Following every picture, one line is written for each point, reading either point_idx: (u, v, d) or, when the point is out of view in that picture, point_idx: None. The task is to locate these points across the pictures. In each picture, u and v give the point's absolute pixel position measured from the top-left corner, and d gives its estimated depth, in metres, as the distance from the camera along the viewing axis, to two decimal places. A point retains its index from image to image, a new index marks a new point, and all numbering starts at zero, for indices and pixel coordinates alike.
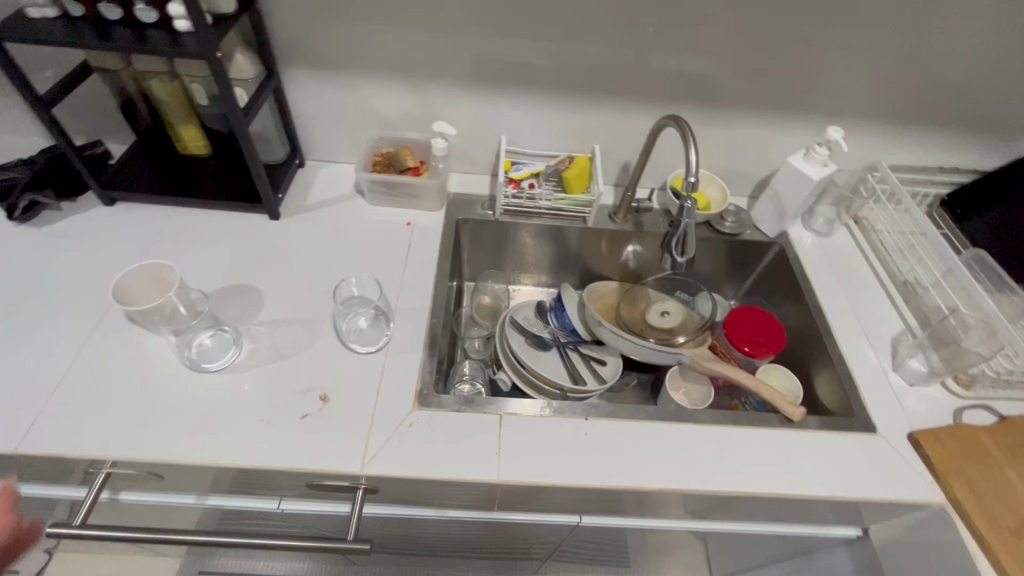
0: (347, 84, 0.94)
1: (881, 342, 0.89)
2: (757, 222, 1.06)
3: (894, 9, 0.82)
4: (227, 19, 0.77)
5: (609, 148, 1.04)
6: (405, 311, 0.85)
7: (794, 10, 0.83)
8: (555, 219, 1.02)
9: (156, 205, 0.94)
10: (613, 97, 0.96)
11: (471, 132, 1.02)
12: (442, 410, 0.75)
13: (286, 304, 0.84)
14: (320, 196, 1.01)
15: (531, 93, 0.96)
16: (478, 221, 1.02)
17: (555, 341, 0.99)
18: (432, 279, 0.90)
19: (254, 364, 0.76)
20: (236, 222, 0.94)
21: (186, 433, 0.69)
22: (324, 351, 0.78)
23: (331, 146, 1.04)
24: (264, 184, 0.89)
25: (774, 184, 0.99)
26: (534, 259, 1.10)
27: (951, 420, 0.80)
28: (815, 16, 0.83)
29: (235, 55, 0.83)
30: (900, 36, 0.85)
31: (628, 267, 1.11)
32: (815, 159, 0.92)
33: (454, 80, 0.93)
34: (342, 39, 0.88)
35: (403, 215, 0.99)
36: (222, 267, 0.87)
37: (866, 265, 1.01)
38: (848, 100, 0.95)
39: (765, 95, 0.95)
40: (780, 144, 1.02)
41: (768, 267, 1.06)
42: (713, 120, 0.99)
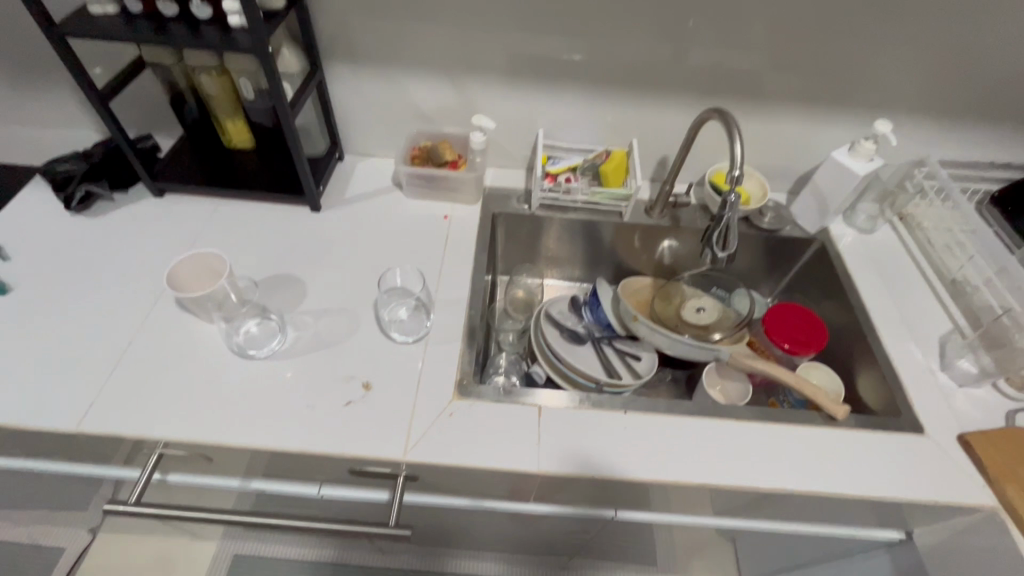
0: (388, 78, 0.96)
1: (928, 342, 0.87)
2: (797, 218, 1.04)
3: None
4: (277, 15, 0.79)
5: (647, 142, 1.03)
6: (443, 303, 0.86)
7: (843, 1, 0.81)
8: (590, 213, 1.02)
9: (203, 197, 0.97)
10: (652, 91, 0.95)
11: (509, 126, 1.02)
12: (482, 400, 0.76)
13: (329, 294, 0.85)
14: (359, 189, 1.02)
15: (570, 87, 0.95)
16: (514, 215, 1.02)
17: (589, 336, 0.99)
18: (470, 272, 0.90)
19: (298, 352, 0.78)
20: (278, 214, 0.96)
21: (236, 417, 0.71)
22: (366, 341, 0.80)
23: (370, 140, 1.06)
24: (308, 177, 0.91)
25: (816, 179, 0.97)
26: (568, 254, 1.10)
27: (1003, 423, 0.78)
28: (865, 7, 0.81)
29: (282, 49, 0.85)
30: (954, 27, 0.83)
31: (662, 263, 1.11)
32: (861, 154, 0.90)
33: (493, 74, 0.94)
34: (385, 34, 0.89)
35: (440, 208, 1.00)
36: (266, 258, 0.89)
37: (911, 264, 0.98)
38: (897, 92, 0.92)
39: (810, 88, 0.93)
40: (823, 138, 1.00)
41: (808, 264, 1.05)
42: (754, 114, 0.98)
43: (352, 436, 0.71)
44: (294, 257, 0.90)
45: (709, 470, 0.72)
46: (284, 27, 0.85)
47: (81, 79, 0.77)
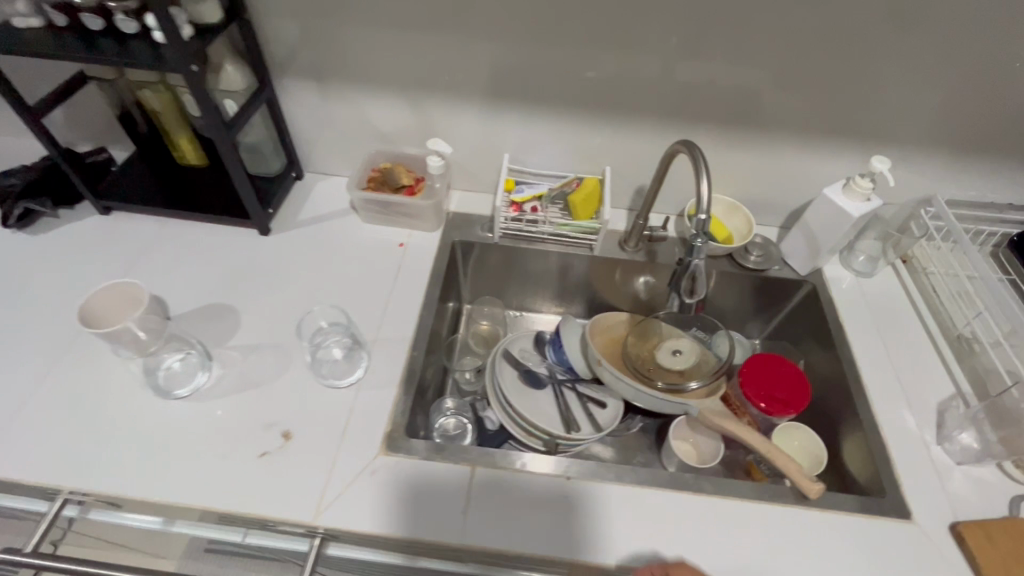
0: (343, 96, 0.90)
1: (924, 408, 0.77)
2: (786, 257, 0.94)
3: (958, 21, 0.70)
4: (211, 30, 0.73)
5: (623, 170, 0.95)
6: (385, 341, 0.79)
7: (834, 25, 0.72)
8: (558, 246, 0.94)
9: (149, 216, 0.93)
10: (625, 116, 0.87)
11: (473, 149, 0.95)
12: (410, 457, 0.69)
13: (262, 328, 0.80)
14: (314, 211, 0.96)
15: (537, 108, 0.88)
16: (476, 244, 0.95)
17: (550, 379, 0.92)
18: (419, 307, 0.84)
19: (221, 392, 0.73)
20: (225, 236, 0.91)
21: (138, 465, 0.66)
22: (295, 382, 0.74)
23: (330, 159, 1.00)
24: (251, 199, 0.85)
25: (806, 217, 0.88)
26: (537, 286, 1.03)
27: (1005, 511, 0.68)
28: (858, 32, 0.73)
29: (224, 64, 0.80)
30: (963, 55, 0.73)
31: (640, 300, 1.02)
32: (856, 193, 0.80)
33: (455, 94, 0.87)
34: (336, 49, 0.83)
35: (396, 235, 0.94)
36: (202, 286, 0.84)
37: (913, 314, 0.88)
38: (899, 123, 0.83)
39: (801, 114, 0.84)
40: (817, 170, 0.91)
41: (797, 308, 0.95)
42: (739, 143, 0.89)
43: (265, 491, 0.65)
44: (234, 285, 0.84)
45: (654, 553, 0.64)
46: (227, 39, 0.80)
47: (8, 95, 0.73)
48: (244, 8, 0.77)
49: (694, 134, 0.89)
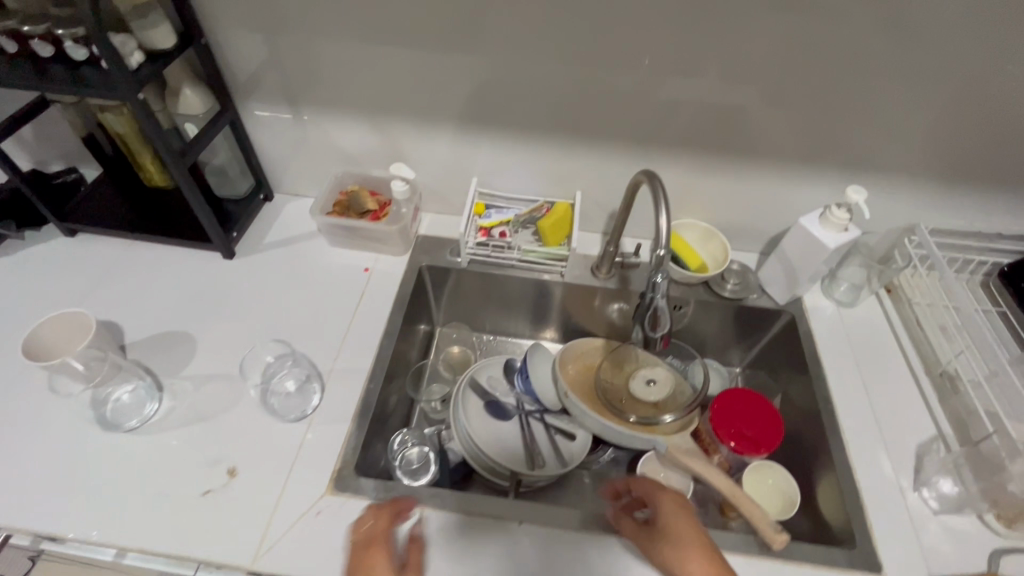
0: (307, 120, 0.88)
1: (903, 451, 0.73)
2: (764, 285, 0.91)
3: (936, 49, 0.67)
4: (166, 56, 0.71)
5: (596, 194, 0.92)
6: (341, 372, 0.77)
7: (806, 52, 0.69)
8: (529, 273, 0.91)
9: (114, 239, 0.92)
10: (594, 141, 0.85)
11: (442, 173, 0.93)
12: (359, 497, 0.67)
13: (217, 358, 0.78)
14: (280, 234, 0.95)
15: (505, 133, 0.86)
16: (444, 269, 0.93)
17: (517, 410, 0.89)
18: (380, 336, 0.82)
19: (170, 425, 0.71)
20: (189, 260, 0.90)
21: (79, 503, 0.64)
22: (245, 416, 0.72)
23: (299, 180, 0.98)
24: (212, 224, 0.84)
25: (783, 246, 0.85)
26: (509, 311, 1.00)
27: (984, 568, 0.64)
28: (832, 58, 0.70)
29: (182, 88, 0.78)
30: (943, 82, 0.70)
31: (615, 326, 0.99)
32: (832, 224, 0.76)
33: (420, 118, 0.85)
34: (297, 74, 0.81)
35: (362, 259, 0.92)
36: (161, 313, 0.83)
37: (896, 348, 0.84)
38: (880, 150, 0.79)
39: (777, 141, 0.81)
40: (796, 197, 0.87)
41: (776, 339, 0.91)
42: (714, 168, 0.86)
43: (205, 531, 0.63)
44: (193, 311, 0.83)
45: None
46: (185, 62, 0.78)
47: None
48: (199, 32, 0.75)
49: (668, 160, 0.86)
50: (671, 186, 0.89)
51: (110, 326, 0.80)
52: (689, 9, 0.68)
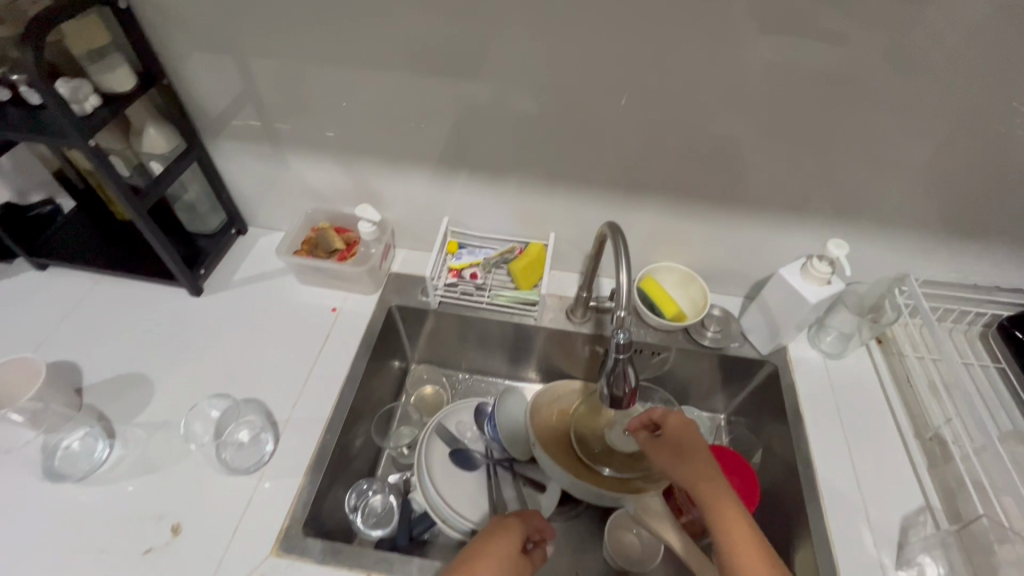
0: (278, 159, 0.87)
1: (885, 522, 0.69)
2: (746, 333, 0.87)
3: (920, 100, 0.63)
4: (124, 98, 0.70)
5: (572, 234, 0.90)
6: (298, 422, 0.75)
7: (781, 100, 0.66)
8: (500, 314, 0.89)
9: (82, 273, 0.91)
10: (567, 183, 0.82)
11: (414, 211, 0.91)
12: (304, 560, 0.64)
13: (174, 403, 0.76)
14: (250, 270, 0.93)
15: (476, 173, 0.83)
16: (415, 309, 0.91)
17: (485, 459, 0.86)
18: (341, 382, 0.80)
19: (118, 476, 0.69)
20: (155, 296, 0.89)
21: (15, 559, 0.63)
22: (197, 467, 0.71)
23: (273, 215, 0.97)
24: (176, 263, 0.83)
25: (765, 294, 0.81)
26: (483, 352, 0.97)
27: None
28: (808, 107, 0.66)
29: (145, 127, 0.77)
30: (928, 134, 0.66)
31: (592, 369, 0.95)
32: (813, 276, 0.72)
33: (389, 158, 0.83)
34: (264, 114, 0.80)
35: (330, 298, 0.90)
36: (122, 353, 0.81)
37: (885, 406, 0.80)
38: (865, 198, 0.75)
39: (757, 186, 0.77)
40: (779, 242, 0.84)
41: (759, 390, 0.87)
42: (692, 213, 0.82)
43: None
44: (154, 351, 0.82)
45: None
46: (149, 101, 0.78)
47: None
48: (161, 72, 0.74)
49: (644, 203, 0.83)
50: (648, 229, 0.86)
51: (68, 367, 0.79)
52: (659, 55, 0.65)
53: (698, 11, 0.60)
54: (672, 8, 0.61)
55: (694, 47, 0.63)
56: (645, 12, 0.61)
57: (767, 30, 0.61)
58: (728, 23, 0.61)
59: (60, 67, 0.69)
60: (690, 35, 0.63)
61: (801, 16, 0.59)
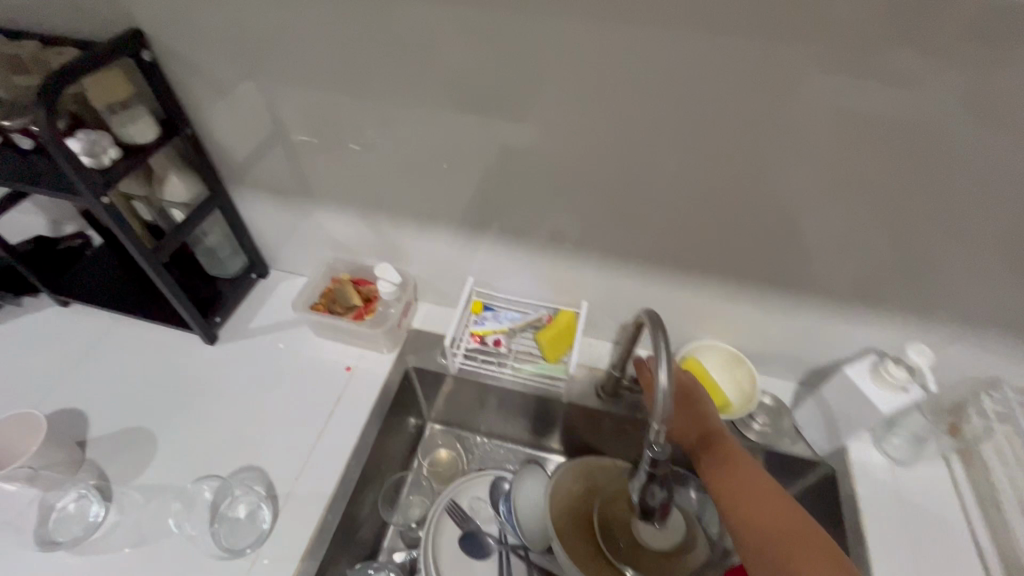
0: (302, 209, 0.84)
1: None
2: (800, 428, 0.78)
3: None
4: (144, 149, 0.69)
5: (605, 302, 0.83)
6: (299, 497, 0.70)
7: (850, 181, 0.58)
8: (523, 384, 0.83)
9: (103, 312, 0.90)
10: (603, 252, 0.76)
11: (438, 268, 0.86)
12: None
13: (175, 464, 0.73)
14: (269, 319, 0.90)
15: (504, 235, 0.78)
16: (433, 372, 0.86)
17: (499, 545, 0.79)
18: (347, 454, 0.74)
19: (107, 546, 0.66)
20: (169, 343, 0.86)
21: None
22: (189, 543, 0.67)
23: (295, 261, 0.94)
24: (190, 313, 0.80)
25: (825, 391, 0.73)
26: (502, 419, 0.90)
27: None
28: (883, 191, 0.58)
29: (168, 175, 0.76)
30: None
31: (621, 448, 0.87)
32: (886, 381, 0.66)
33: (414, 214, 0.79)
34: (288, 165, 0.77)
35: (345, 355, 0.85)
36: (128, 405, 0.79)
37: (964, 531, 0.69)
38: (949, 292, 0.65)
39: (817, 269, 0.68)
40: (842, 329, 0.74)
41: (810, 492, 0.77)
42: (741, 290, 0.74)
43: None
44: (161, 403, 0.79)
45: None
46: (172, 149, 0.76)
47: None
48: (185, 121, 0.73)
49: (687, 276, 0.75)
50: (690, 303, 0.79)
51: (75, 417, 0.78)
52: (710, 126, 0.58)
53: (758, 81, 0.54)
54: (726, 77, 0.54)
55: (751, 119, 0.57)
56: (696, 80, 0.55)
57: (837, 104, 0.54)
58: (791, 95, 0.54)
59: (85, 119, 0.68)
60: (746, 106, 0.56)
61: (878, 92, 0.52)
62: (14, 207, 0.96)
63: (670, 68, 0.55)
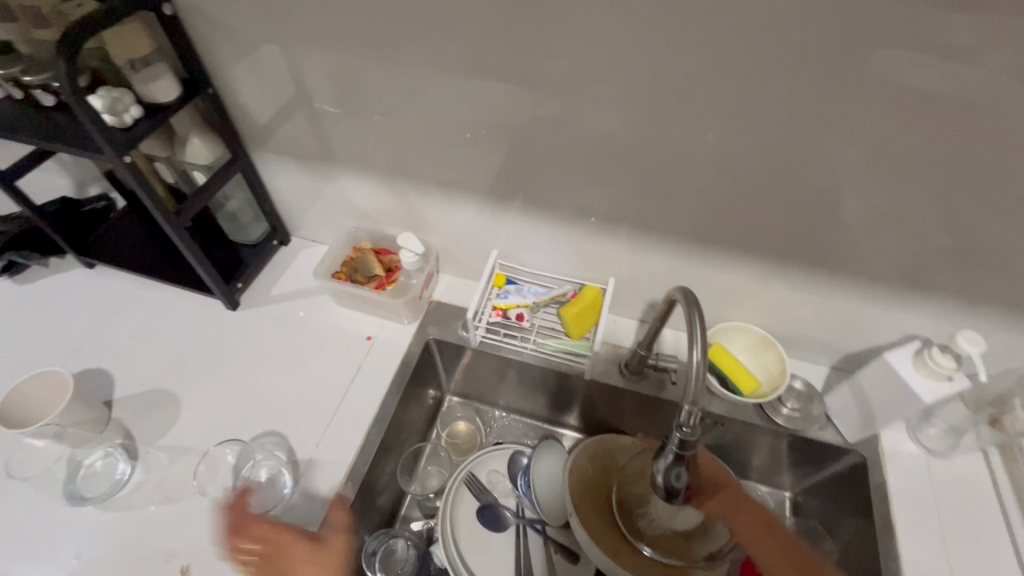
0: (324, 176, 0.82)
1: None
2: (831, 415, 0.76)
3: None
4: (167, 109, 0.68)
5: (632, 278, 0.81)
6: (319, 464, 0.71)
7: (906, 159, 0.54)
8: (544, 360, 0.82)
9: (127, 275, 0.91)
10: (632, 227, 0.73)
11: (461, 240, 0.84)
12: None
13: (198, 428, 0.74)
14: (290, 286, 0.90)
15: (530, 207, 0.75)
16: (453, 345, 0.84)
17: (516, 519, 0.78)
18: (367, 424, 0.74)
19: (133, 504, 0.68)
20: (191, 307, 0.86)
21: None
22: (213, 504, 0.68)
23: (317, 229, 0.93)
24: (214, 278, 0.80)
25: (862, 379, 0.70)
26: (522, 394, 0.89)
27: None
28: (942, 170, 0.54)
29: (190, 137, 0.75)
30: None
31: (642, 428, 0.86)
32: (932, 371, 0.62)
33: (438, 183, 0.76)
34: (310, 130, 0.75)
35: (366, 325, 0.85)
36: (153, 367, 0.80)
37: (1000, 527, 0.67)
38: (1005, 279, 0.61)
39: (861, 251, 0.65)
40: (882, 315, 0.71)
41: (838, 479, 0.75)
42: (776, 272, 0.71)
43: None
44: (184, 367, 0.80)
45: None
46: (193, 111, 0.74)
47: None
48: (207, 80, 0.71)
49: (720, 255, 0.72)
50: (722, 282, 0.76)
51: (102, 377, 0.79)
52: (755, 97, 0.54)
53: (813, 49, 0.50)
54: (777, 43, 0.50)
55: (801, 91, 0.53)
56: (744, 45, 0.51)
57: (899, 75, 0.49)
58: (847, 64, 0.50)
59: (105, 74, 0.67)
60: (797, 75, 0.52)
61: (947, 63, 0.47)
62: (38, 167, 0.96)
63: (716, 32, 0.51)
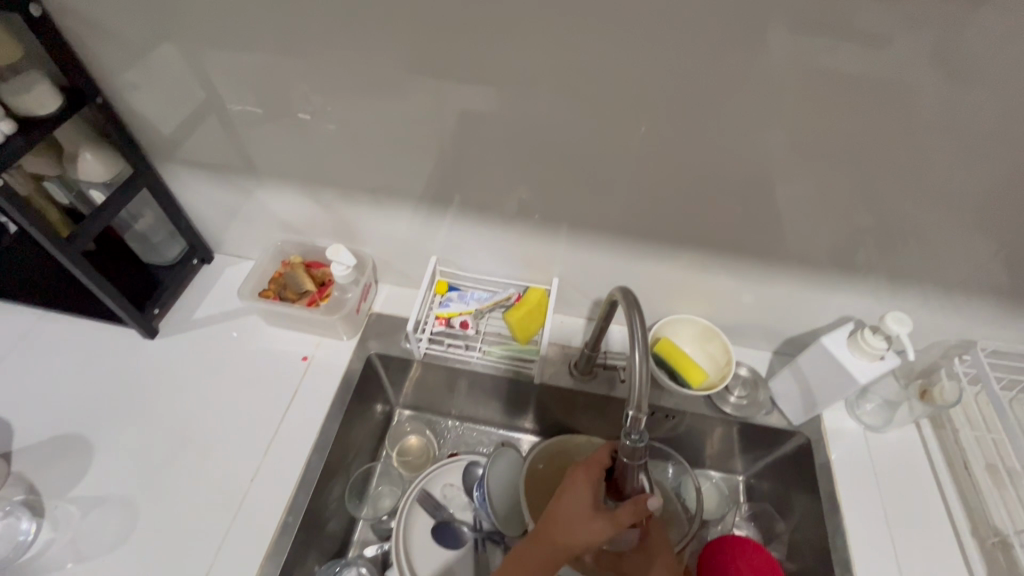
0: (243, 189, 0.76)
1: None
2: (775, 399, 0.77)
3: (1003, 154, 0.52)
4: (47, 121, 0.61)
5: (576, 278, 0.79)
6: (256, 502, 0.66)
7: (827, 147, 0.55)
8: (491, 366, 0.80)
9: (22, 309, 0.81)
10: (571, 226, 0.71)
11: (398, 249, 0.81)
12: None
13: (115, 473, 0.67)
14: (214, 308, 0.83)
15: (465, 211, 0.72)
16: (397, 358, 0.81)
17: (474, 533, 0.76)
18: (306, 451, 0.70)
19: (42, 568, 0.60)
20: (102, 339, 0.78)
21: None
22: (136, 557, 0.61)
23: (242, 244, 0.87)
24: (123, 307, 0.73)
25: (801, 363, 0.71)
26: (473, 401, 0.87)
27: None
28: (859, 157, 0.55)
29: (81, 153, 0.67)
30: (1007, 198, 0.55)
31: (596, 426, 0.85)
32: (864, 350, 0.64)
33: (367, 190, 0.72)
34: (221, 140, 0.69)
35: (301, 345, 0.80)
36: (59, 410, 0.72)
37: (934, 491, 0.70)
38: (925, 256, 0.63)
39: (793, 239, 0.66)
40: (815, 298, 0.73)
41: (786, 461, 0.77)
42: (714, 262, 0.72)
43: None
44: (95, 408, 0.72)
45: None
46: (82, 123, 0.67)
47: None
48: (94, 88, 0.64)
49: (661, 247, 0.71)
50: (663, 275, 0.75)
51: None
52: (680, 91, 0.54)
53: (732, 42, 0.49)
54: (696, 36, 0.49)
55: (726, 84, 0.52)
56: (665, 40, 0.50)
57: (815, 65, 0.49)
58: (766, 55, 0.50)
59: None
60: (718, 67, 0.51)
61: (859, 55, 0.48)
62: None
63: (635, 26, 0.49)
